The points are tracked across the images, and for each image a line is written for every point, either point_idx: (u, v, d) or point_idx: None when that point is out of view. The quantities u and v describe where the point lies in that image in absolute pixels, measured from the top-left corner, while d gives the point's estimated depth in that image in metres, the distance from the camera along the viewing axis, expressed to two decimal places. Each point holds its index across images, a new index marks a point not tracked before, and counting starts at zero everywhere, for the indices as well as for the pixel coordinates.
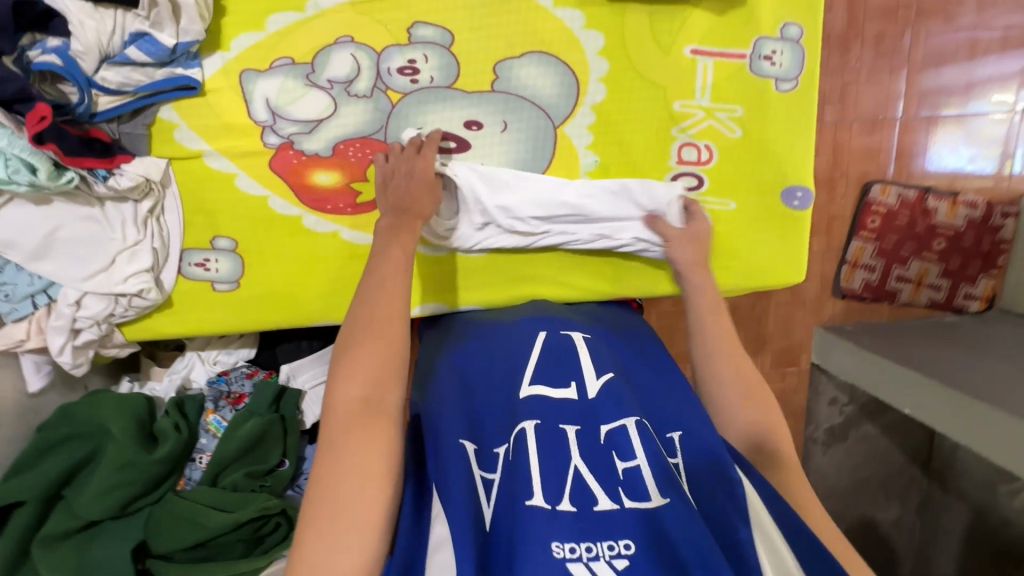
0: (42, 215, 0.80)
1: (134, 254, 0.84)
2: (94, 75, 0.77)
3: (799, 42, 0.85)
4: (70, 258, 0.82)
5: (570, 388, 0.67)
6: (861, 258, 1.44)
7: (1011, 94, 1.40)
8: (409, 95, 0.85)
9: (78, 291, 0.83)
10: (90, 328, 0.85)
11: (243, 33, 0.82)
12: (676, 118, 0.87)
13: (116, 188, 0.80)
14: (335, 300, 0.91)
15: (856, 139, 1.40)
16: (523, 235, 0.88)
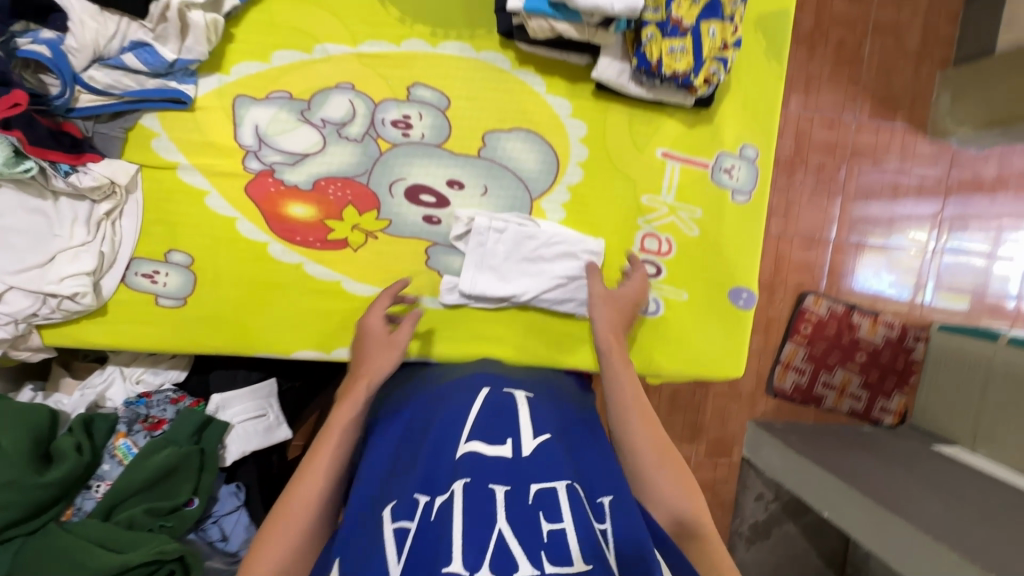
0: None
1: (75, 255, 0.79)
2: (82, 72, 0.76)
3: (754, 161, 0.96)
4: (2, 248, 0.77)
5: (505, 445, 0.65)
6: (793, 360, 1.55)
7: (925, 233, 1.60)
8: (398, 147, 0.88)
9: (4, 284, 0.77)
10: (5, 326, 0.78)
11: (246, 62, 0.84)
12: (643, 210, 0.94)
13: (76, 186, 0.77)
14: (287, 333, 0.89)
15: (796, 252, 1.55)
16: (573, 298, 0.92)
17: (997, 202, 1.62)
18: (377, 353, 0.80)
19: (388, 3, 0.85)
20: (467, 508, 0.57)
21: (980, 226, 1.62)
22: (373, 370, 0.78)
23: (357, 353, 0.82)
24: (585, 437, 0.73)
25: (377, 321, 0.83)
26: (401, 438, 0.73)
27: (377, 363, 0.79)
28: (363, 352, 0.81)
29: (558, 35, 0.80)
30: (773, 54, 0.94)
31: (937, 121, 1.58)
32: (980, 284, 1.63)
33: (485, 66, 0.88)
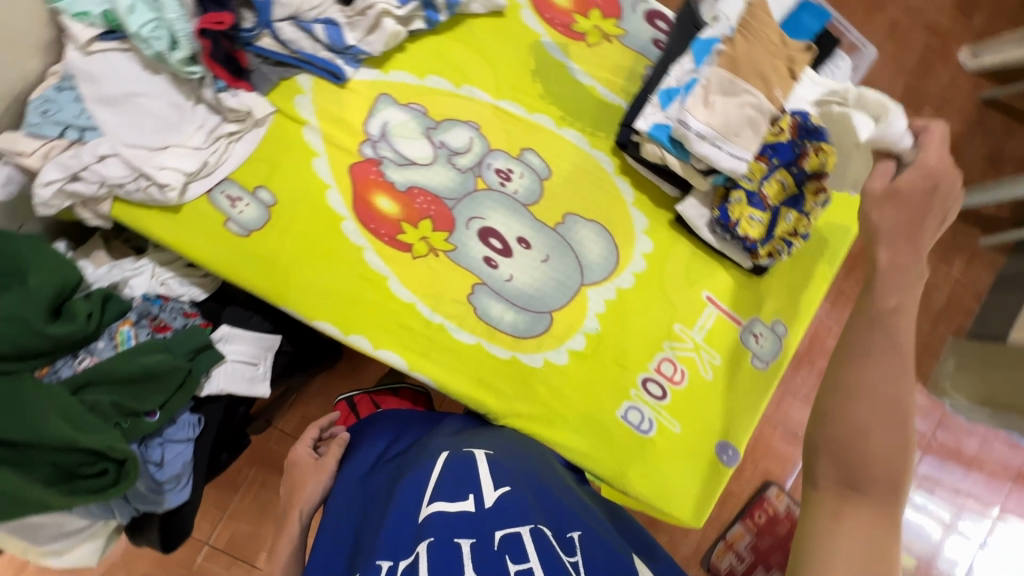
0: (140, 81, 0.85)
1: (186, 155, 0.86)
2: (276, 22, 0.88)
3: (781, 338, 1.04)
4: (129, 121, 0.84)
5: (467, 500, 0.68)
6: (736, 543, 1.51)
7: None
8: (492, 190, 0.97)
9: (111, 150, 0.83)
10: (89, 183, 0.83)
11: (404, 71, 0.95)
12: (671, 336, 1.01)
13: (220, 102, 0.86)
14: (317, 300, 0.92)
15: (777, 440, 1.60)
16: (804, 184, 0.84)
17: (970, 479, 1.68)
18: (306, 478, 0.90)
19: (537, 79, 0.98)
20: (436, 565, 0.59)
21: (947, 496, 1.67)
22: (305, 496, 0.88)
23: (289, 483, 0.91)
24: (543, 484, 0.76)
25: (303, 449, 0.94)
26: (329, 546, 0.74)
27: (311, 493, 0.88)
28: (299, 481, 0.90)
29: (664, 163, 0.92)
30: (829, 259, 1.05)
31: (937, 379, 1.71)
32: (932, 552, 1.64)
33: (592, 161, 0.99)
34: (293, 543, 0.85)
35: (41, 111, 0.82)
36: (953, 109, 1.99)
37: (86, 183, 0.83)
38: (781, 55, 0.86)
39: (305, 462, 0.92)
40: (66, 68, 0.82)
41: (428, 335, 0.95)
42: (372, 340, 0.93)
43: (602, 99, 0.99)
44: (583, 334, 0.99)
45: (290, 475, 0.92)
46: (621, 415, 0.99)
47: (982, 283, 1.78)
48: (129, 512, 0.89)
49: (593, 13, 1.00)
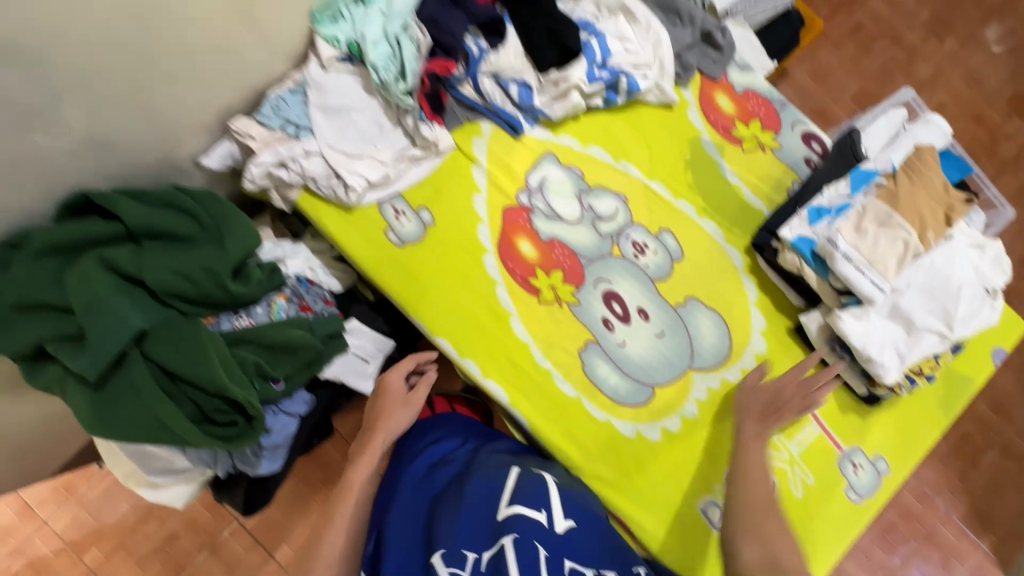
0: (356, 98, 0.99)
1: (372, 166, 0.98)
2: (480, 75, 1.00)
3: (881, 474, 1.00)
4: (337, 130, 0.98)
5: (540, 513, 0.73)
6: None
7: None
8: (624, 259, 1.03)
9: (317, 150, 0.96)
10: (291, 172, 0.95)
11: (572, 137, 1.05)
12: (767, 442, 0.99)
13: (417, 129, 0.97)
14: (444, 319, 0.98)
15: None
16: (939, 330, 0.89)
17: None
18: (393, 410, 0.93)
19: (689, 170, 1.06)
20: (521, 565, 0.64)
21: None
22: (390, 426, 0.92)
23: (374, 407, 0.94)
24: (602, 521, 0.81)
25: (397, 377, 0.96)
26: (399, 510, 0.78)
27: (394, 426, 0.92)
28: (385, 410, 0.93)
29: (799, 273, 0.95)
30: (945, 407, 1.02)
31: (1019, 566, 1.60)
32: None
33: (723, 254, 1.04)
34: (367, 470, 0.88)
35: (273, 107, 0.95)
36: None
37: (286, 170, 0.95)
38: (940, 201, 0.90)
39: (397, 396, 0.94)
40: (305, 76, 0.97)
41: (535, 377, 0.99)
42: (482, 368, 0.98)
43: (746, 201, 1.05)
44: (679, 416, 0.99)
45: (377, 399, 0.95)
46: (699, 507, 0.97)
47: None
48: (227, 465, 0.94)
49: (753, 123, 1.07)
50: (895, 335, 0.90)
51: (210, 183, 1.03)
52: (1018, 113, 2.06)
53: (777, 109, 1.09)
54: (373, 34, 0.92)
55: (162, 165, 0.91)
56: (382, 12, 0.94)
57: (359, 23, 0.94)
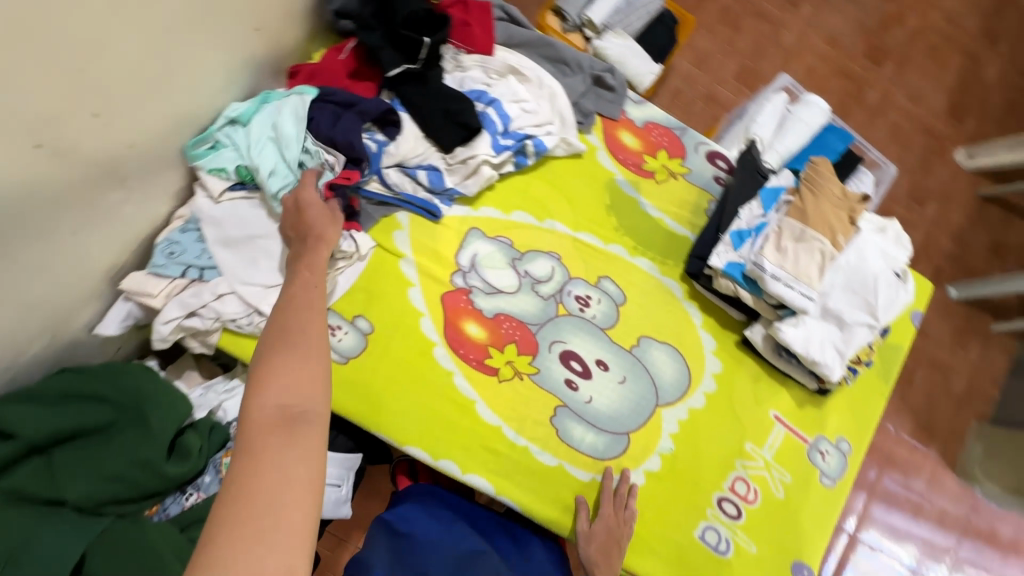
0: (257, 225, 0.91)
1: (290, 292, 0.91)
2: (383, 169, 0.97)
3: (845, 454, 1.08)
4: (246, 261, 0.90)
5: None
6: None
7: (922, 564, 1.85)
8: (572, 316, 1.03)
9: (229, 288, 0.88)
10: (205, 318, 0.87)
11: (493, 207, 1.03)
12: (743, 455, 1.04)
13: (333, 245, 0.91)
14: (409, 426, 0.94)
15: None
16: (868, 314, 0.96)
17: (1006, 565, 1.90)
18: (321, 218, 0.82)
19: (612, 213, 1.07)
20: None
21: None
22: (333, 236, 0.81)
23: (299, 226, 0.82)
24: None
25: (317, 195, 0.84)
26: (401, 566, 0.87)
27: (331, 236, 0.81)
28: (308, 218, 0.81)
29: (736, 296, 0.99)
30: (884, 376, 1.10)
31: (966, 466, 1.96)
32: None
33: (663, 287, 1.06)
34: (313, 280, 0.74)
35: (166, 251, 0.86)
36: (955, 203, 2.21)
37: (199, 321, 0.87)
38: (845, 204, 0.96)
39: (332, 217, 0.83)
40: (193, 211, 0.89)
41: (513, 458, 0.97)
42: (459, 464, 0.95)
43: (671, 231, 1.07)
44: (659, 454, 1.02)
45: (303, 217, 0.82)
46: (698, 535, 1.00)
47: (997, 367, 2.08)
48: None
49: (660, 154, 1.10)
50: (832, 335, 0.96)
51: (103, 350, 0.91)
52: (876, 61, 2.26)
53: (679, 136, 1.12)
54: (266, 162, 0.88)
55: (49, 349, 0.79)
56: (270, 137, 0.89)
57: (245, 149, 0.88)
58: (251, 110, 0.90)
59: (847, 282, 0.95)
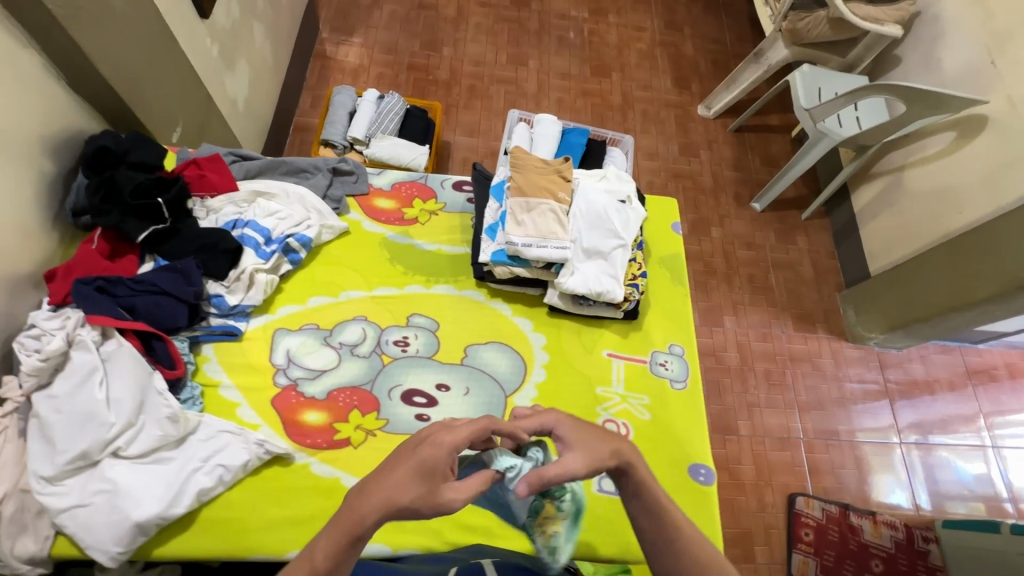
0: (110, 418, 0.89)
1: (175, 468, 0.92)
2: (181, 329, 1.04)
3: (682, 356, 1.20)
4: (71, 426, 0.87)
5: None
6: (807, 572, 1.73)
7: (886, 426, 2.00)
8: (398, 359, 1.11)
9: (52, 467, 0.85)
10: (51, 493, 0.85)
11: (289, 304, 1.13)
12: (599, 399, 1.12)
13: (165, 436, 0.92)
14: (284, 531, 0.94)
15: (771, 452, 1.91)
16: (617, 241, 1.13)
17: (941, 400, 2.05)
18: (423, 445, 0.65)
19: (396, 262, 1.20)
20: None
21: (936, 418, 2.02)
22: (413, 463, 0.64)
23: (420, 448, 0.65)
24: None
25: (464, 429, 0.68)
26: None
27: (436, 455, 0.64)
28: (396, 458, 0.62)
29: (516, 275, 1.13)
30: (676, 281, 1.28)
31: (852, 329, 2.17)
32: (959, 482, 1.93)
33: (466, 299, 1.19)
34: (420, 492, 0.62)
35: (48, 395, 0.89)
36: (719, 143, 2.64)
37: (39, 498, 0.85)
38: (551, 169, 1.18)
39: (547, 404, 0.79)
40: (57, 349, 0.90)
41: None
42: None
43: (451, 253, 1.23)
44: None
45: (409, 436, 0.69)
46: (596, 489, 1.04)
47: (825, 244, 2.40)
48: None
49: (415, 203, 1.28)
50: (602, 268, 1.12)
51: None
52: (604, 74, 2.76)
53: (424, 182, 1.31)
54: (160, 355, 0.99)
55: None
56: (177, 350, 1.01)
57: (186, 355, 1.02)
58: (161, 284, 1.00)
59: (589, 226, 1.13)
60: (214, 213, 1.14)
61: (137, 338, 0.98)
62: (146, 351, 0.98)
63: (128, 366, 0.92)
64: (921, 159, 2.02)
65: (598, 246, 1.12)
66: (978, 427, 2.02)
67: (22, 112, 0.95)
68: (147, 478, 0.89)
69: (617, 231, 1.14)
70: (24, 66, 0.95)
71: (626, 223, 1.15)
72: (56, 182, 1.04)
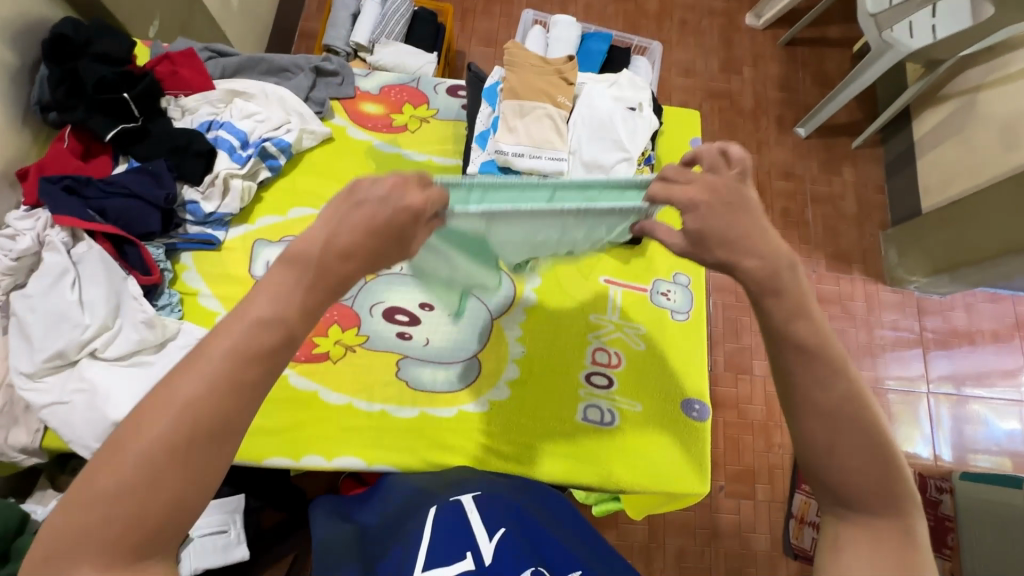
0: (84, 320, 0.88)
1: (153, 373, 0.92)
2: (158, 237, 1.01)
3: (687, 286, 1.11)
4: (45, 326, 0.87)
5: (465, 556, 0.64)
6: None
7: (913, 375, 1.87)
8: (381, 277, 1.07)
9: (31, 364, 0.86)
10: (33, 390, 0.86)
11: (269, 215, 1.08)
12: (591, 327, 1.06)
13: (141, 340, 0.91)
14: (261, 440, 0.93)
15: None
16: (622, 154, 1.01)
17: (981, 351, 1.90)
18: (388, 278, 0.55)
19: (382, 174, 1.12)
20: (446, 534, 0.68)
21: (971, 369, 1.88)
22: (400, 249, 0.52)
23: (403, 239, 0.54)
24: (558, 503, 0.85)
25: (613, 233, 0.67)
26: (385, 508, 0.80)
27: None
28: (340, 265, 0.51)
29: None
30: None
31: (891, 271, 1.99)
32: (986, 436, 1.82)
33: None
34: (404, 234, 0.53)
35: (22, 293, 0.88)
36: (767, 57, 2.34)
37: (21, 393, 0.86)
38: (551, 70, 1.05)
39: (725, 191, 0.61)
40: (26, 247, 0.88)
41: (375, 425, 0.97)
42: (324, 453, 0.94)
43: (442, 165, 1.14)
44: (515, 362, 1.03)
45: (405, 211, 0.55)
46: (582, 417, 1.00)
47: (875, 177, 2.14)
48: None
49: (405, 108, 1.17)
50: None
51: None
52: None
53: (415, 87, 1.19)
54: (134, 262, 0.96)
55: None
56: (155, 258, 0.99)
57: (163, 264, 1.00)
58: (132, 186, 0.96)
59: (590, 137, 1.02)
60: (190, 114, 1.07)
61: (110, 241, 0.95)
62: (119, 256, 0.96)
63: (98, 269, 0.91)
64: (1001, 79, 1.74)
65: (599, 159, 1.00)
66: (1019, 380, 1.88)
67: None
68: (124, 379, 0.89)
69: (623, 144, 1.01)
70: None
71: (633, 135, 1.02)
72: (21, 75, 0.98)
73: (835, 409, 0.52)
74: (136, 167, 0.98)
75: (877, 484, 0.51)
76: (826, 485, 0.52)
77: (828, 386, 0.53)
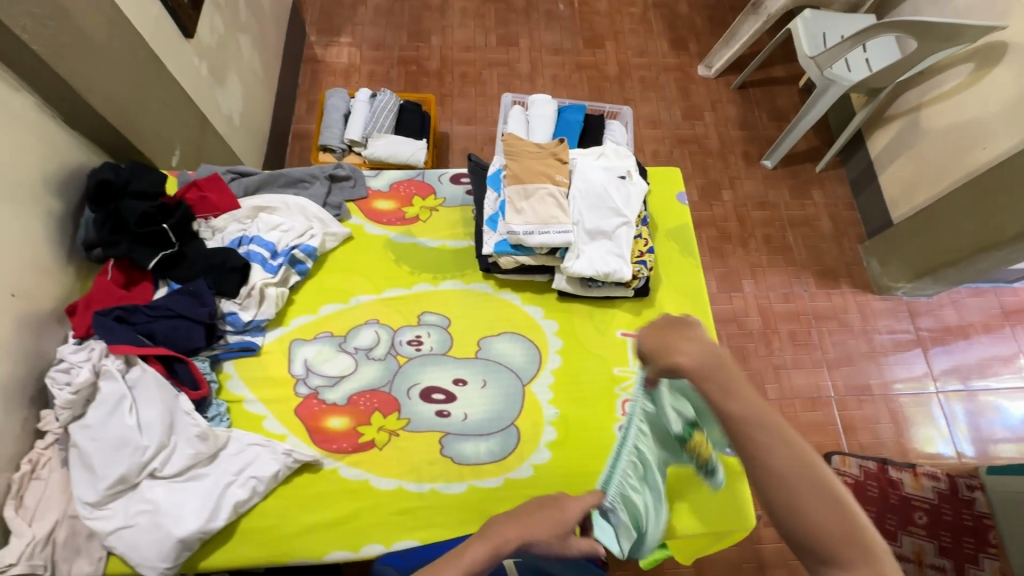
0: (144, 442, 0.93)
1: (209, 484, 0.95)
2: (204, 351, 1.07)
3: (699, 329, 1.18)
4: (108, 453, 0.91)
5: None
6: None
7: (919, 376, 1.94)
8: (413, 359, 1.12)
9: (96, 492, 0.90)
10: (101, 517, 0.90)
11: (302, 314, 1.15)
12: (617, 380, 1.12)
13: (196, 455, 0.95)
14: (319, 535, 0.96)
15: (802, 413, 1.86)
16: (621, 219, 1.12)
17: (977, 343, 1.99)
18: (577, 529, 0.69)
19: (401, 263, 1.21)
20: None
21: (972, 362, 1.96)
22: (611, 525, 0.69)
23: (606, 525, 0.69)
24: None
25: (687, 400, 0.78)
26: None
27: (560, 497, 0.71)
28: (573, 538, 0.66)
29: (521, 263, 1.13)
30: (687, 253, 1.25)
31: (877, 281, 2.10)
32: (1002, 425, 1.87)
33: (475, 292, 1.19)
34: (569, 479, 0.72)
35: (84, 424, 0.93)
36: (724, 101, 2.54)
37: (87, 522, 0.90)
38: (546, 153, 1.17)
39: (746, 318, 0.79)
40: (83, 379, 0.93)
41: (427, 505, 1.00)
42: (382, 540, 0.97)
43: (455, 248, 1.23)
44: (550, 424, 1.08)
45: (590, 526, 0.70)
46: None
47: (843, 195, 2.29)
48: None
49: (415, 201, 1.28)
50: (608, 247, 1.10)
51: None
52: (598, 45, 2.67)
53: (421, 179, 1.31)
54: (186, 378, 1.02)
55: None
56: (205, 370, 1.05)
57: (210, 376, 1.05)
58: (178, 308, 1.03)
59: (590, 207, 1.12)
60: (220, 233, 1.16)
61: (160, 362, 1.01)
62: (169, 374, 1.02)
63: (151, 390, 0.96)
64: (939, 96, 1.92)
65: (602, 226, 1.11)
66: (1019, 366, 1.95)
67: (24, 154, 0.97)
68: (184, 494, 0.93)
69: (620, 209, 1.12)
70: (18, 110, 0.97)
71: (629, 201, 1.14)
72: (65, 220, 1.07)
73: (779, 473, 0.61)
74: (177, 289, 1.05)
75: (837, 531, 0.57)
76: (789, 539, 0.60)
77: (769, 453, 0.62)
